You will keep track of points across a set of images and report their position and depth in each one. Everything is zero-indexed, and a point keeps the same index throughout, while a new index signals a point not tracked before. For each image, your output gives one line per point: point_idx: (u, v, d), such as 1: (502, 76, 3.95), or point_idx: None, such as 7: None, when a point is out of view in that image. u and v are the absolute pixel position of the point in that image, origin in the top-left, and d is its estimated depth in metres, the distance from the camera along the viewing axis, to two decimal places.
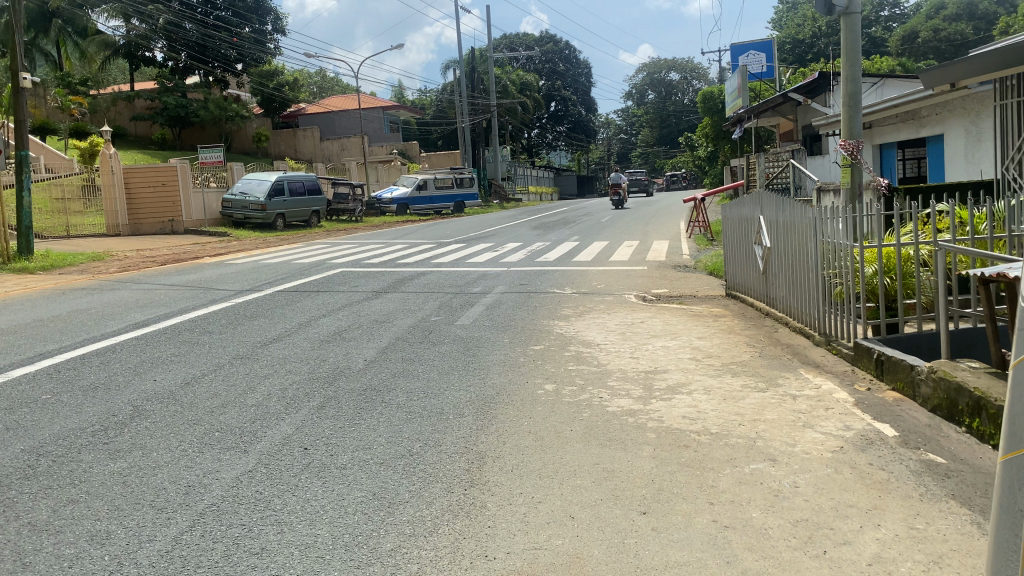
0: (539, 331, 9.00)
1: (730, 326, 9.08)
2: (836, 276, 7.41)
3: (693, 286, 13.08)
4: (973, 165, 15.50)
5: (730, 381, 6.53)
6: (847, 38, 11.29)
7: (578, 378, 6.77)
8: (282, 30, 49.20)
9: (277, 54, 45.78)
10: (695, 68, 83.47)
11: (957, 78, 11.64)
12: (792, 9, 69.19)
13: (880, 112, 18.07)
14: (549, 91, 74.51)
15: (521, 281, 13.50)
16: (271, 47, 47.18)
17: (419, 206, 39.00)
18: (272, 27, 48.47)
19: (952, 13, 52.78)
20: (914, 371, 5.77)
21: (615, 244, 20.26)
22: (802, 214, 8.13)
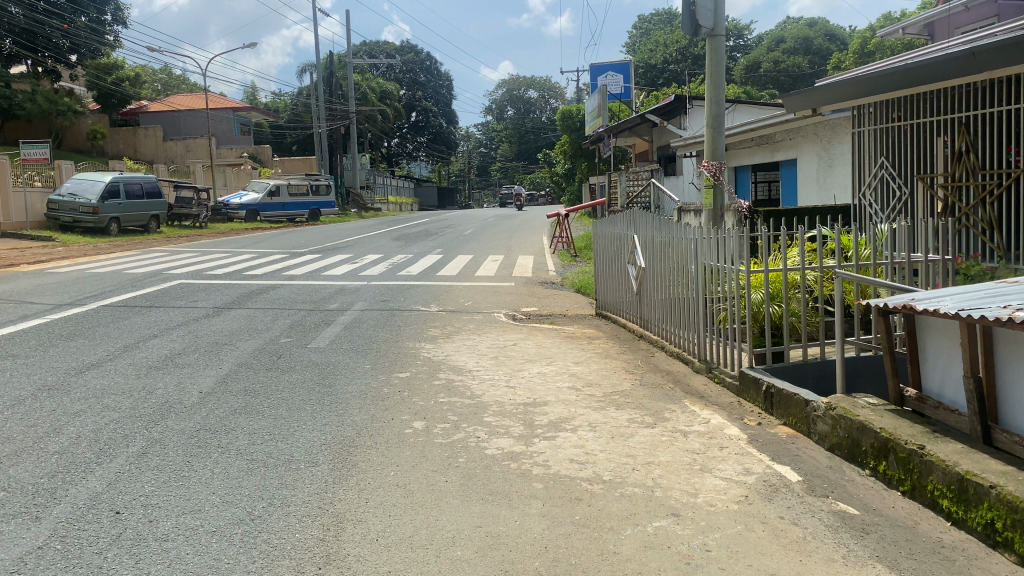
0: (404, 356, 8.19)
1: (605, 350, 8.61)
2: (719, 301, 7.04)
3: (562, 304, 12.64)
4: (824, 190, 15.95)
5: (616, 415, 5.98)
6: (713, 58, 11.12)
7: (449, 413, 6.03)
8: (123, 21, 45.60)
9: (118, 46, 42.30)
10: (554, 86, 84.77)
11: (820, 103, 11.81)
12: (646, 34, 71.46)
13: (736, 135, 18.37)
14: (409, 100, 73.54)
15: (383, 298, 12.61)
16: (110, 39, 44.21)
17: (271, 214, 37.06)
18: (111, 17, 44.88)
19: (791, 48, 56.09)
20: (809, 406, 5.41)
21: (479, 259, 19.69)
22: (683, 235, 7.75)
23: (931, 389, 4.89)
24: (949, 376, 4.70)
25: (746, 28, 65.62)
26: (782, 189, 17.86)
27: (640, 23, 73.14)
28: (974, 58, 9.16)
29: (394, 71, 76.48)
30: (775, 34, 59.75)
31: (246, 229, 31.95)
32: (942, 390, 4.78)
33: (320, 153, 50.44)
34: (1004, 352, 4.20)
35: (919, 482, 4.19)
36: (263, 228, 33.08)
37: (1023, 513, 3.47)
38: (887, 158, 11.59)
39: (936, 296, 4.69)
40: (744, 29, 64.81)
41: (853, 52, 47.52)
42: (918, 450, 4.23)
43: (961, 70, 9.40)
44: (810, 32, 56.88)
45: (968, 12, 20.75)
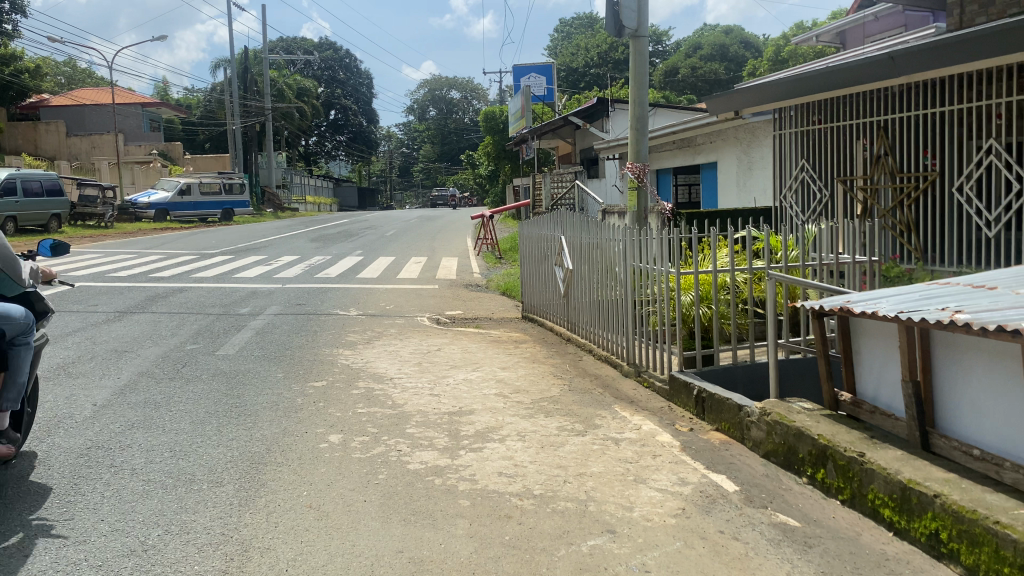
0: (320, 363, 7.75)
1: (533, 354, 8.34)
2: (649, 303, 6.84)
3: (487, 307, 12.34)
4: (744, 193, 16.08)
5: (546, 424, 5.71)
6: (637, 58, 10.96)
7: (369, 425, 5.65)
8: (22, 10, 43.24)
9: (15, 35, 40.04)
10: (475, 88, 84.54)
11: (743, 105, 11.82)
12: (567, 37, 71.84)
13: (658, 138, 18.42)
14: (329, 99, 72.14)
15: (299, 301, 12.07)
16: (7, 28, 41.88)
17: (182, 213, 35.65)
18: (9, 5, 42.48)
19: (708, 54, 57.24)
20: (743, 411, 5.24)
21: (400, 260, 19.24)
22: (611, 236, 7.54)
23: (865, 394, 4.77)
24: (885, 381, 4.58)
25: (664, 34, 66.66)
26: (703, 192, 17.98)
27: (561, 27, 73.49)
28: (894, 62, 9.26)
29: (312, 69, 74.92)
30: (693, 40, 60.88)
31: (155, 229, 30.63)
32: (878, 395, 4.65)
33: (235, 151, 48.94)
34: (942, 354, 4.08)
35: (860, 491, 4.04)
36: (174, 228, 31.77)
37: (969, 522, 3.33)
38: (807, 161, 11.66)
39: (873, 299, 4.56)
40: (662, 35, 65.77)
41: (767, 60, 48.74)
42: (858, 458, 4.08)
43: (880, 74, 9.49)
44: (725, 40, 58.15)
45: (878, 21, 21.36)
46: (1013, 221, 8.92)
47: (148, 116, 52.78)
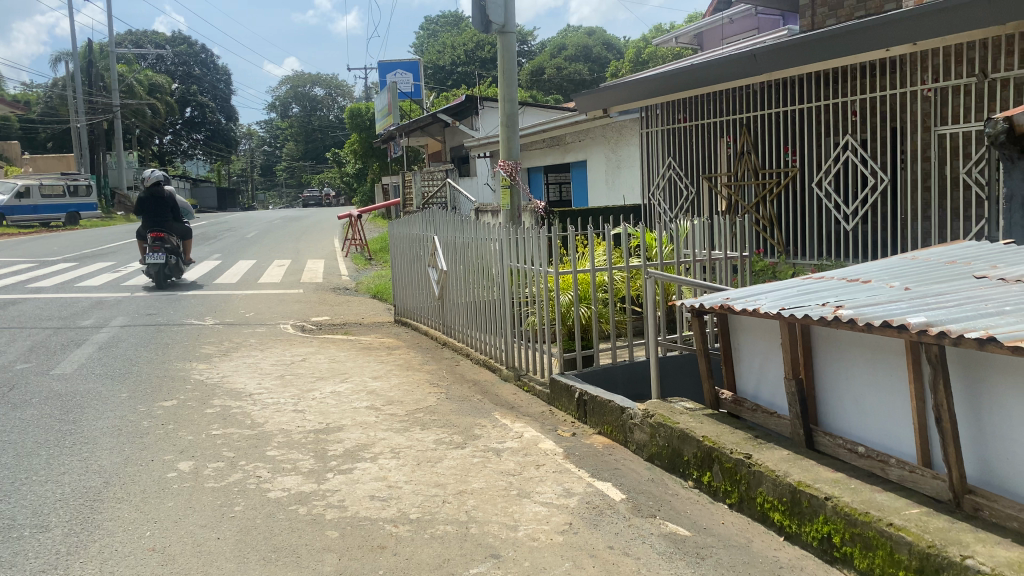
0: (171, 380, 7.08)
1: (406, 361, 7.95)
2: (527, 304, 6.58)
3: (356, 311, 11.82)
4: (613, 190, 16.20)
5: (421, 437, 5.35)
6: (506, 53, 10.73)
7: (225, 449, 5.12)
8: None
9: None
10: (340, 85, 82.73)
11: (612, 103, 11.83)
12: (432, 36, 71.36)
13: (528, 136, 18.34)
14: (184, 95, 68.66)
15: (150, 311, 11.16)
16: None
17: (20, 217, 32.94)
18: None
19: (572, 55, 58.21)
20: (625, 413, 5.02)
21: (264, 264, 18.33)
22: (486, 234, 7.25)
23: (748, 392, 4.65)
24: (765, 377, 4.47)
25: (529, 35, 67.36)
26: (573, 190, 18.03)
27: (427, 25, 72.94)
28: (756, 60, 9.43)
29: (165, 64, 71.15)
30: (557, 41, 61.80)
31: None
32: (759, 391, 4.54)
33: (79, 149, 45.71)
34: (825, 351, 3.99)
35: (749, 494, 3.90)
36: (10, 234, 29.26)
37: (862, 525, 3.22)
38: (674, 159, 11.78)
39: (752, 296, 4.44)
40: (527, 35, 66.40)
41: (628, 61, 50.05)
42: (745, 460, 3.94)
43: (743, 72, 9.64)
44: (589, 41, 59.34)
45: (734, 24, 22.14)
46: (869, 213, 9.27)
47: None
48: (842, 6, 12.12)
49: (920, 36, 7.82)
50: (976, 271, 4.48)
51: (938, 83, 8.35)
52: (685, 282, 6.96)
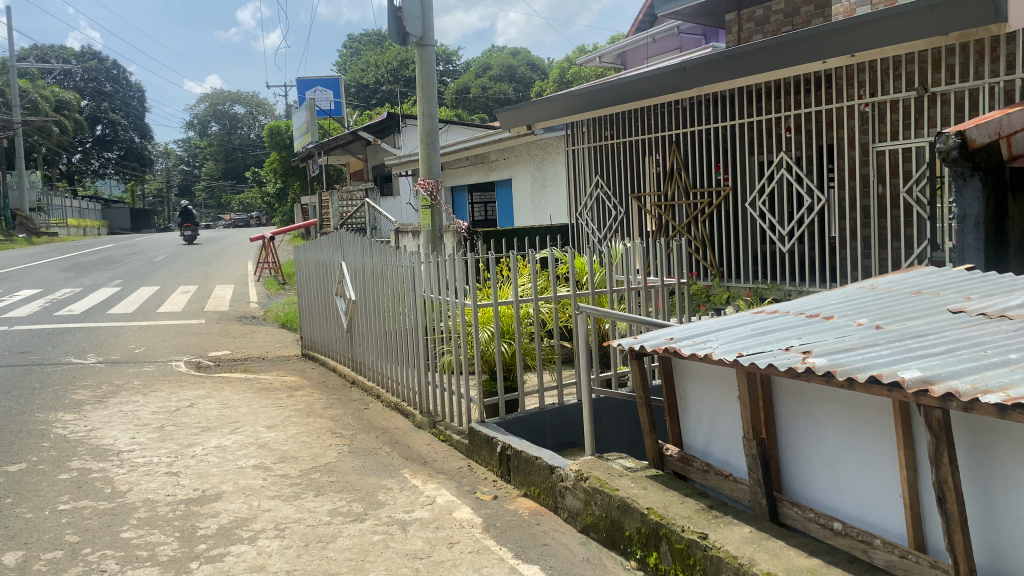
0: (26, 435, 6.02)
1: (309, 406, 7.07)
2: (441, 340, 5.81)
3: (261, 344, 10.83)
4: (539, 211, 15.56)
5: (313, 507, 4.50)
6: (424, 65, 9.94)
7: (68, 531, 4.16)
8: None
9: None
10: (260, 104, 80.65)
11: (537, 118, 11.20)
12: (355, 55, 70.24)
13: (450, 154, 17.60)
14: (94, 113, 65.73)
15: (24, 347, 9.94)
16: None
17: None
18: None
19: (497, 74, 57.83)
20: (555, 474, 4.28)
21: (166, 291, 17.09)
22: (397, 261, 6.49)
23: (698, 447, 3.97)
24: (718, 432, 3.81)
25: (454, 55, 66.86)
26: (497, 211, 17.35)
27: (349, 43, 71.60)
28: (686, 74, 8.92)
29: (72, 79, 68.07)
30: (481, 61, 61.31)
31: None
32: (710, 447, 3.87)
33: None
34: (790, 404, 3.34)
35: None
36: None
37: None
38: (601, 177, 11.18)
39: (701, 336, 3.77)
40: (452, 55, 65.70)
41: (552, 80, 49.92)
42: (700, 541, 3.23)
43: (672, 86, 9.13)
44: (513, 61, 59.06)
45: (656, 43, 21.86)
46: (805, 235, 8.79)
47: None
48: (768, 22, 11.81)
49: (857, 47, 7.39)
50: (949, 304, 3.90)
51: (874, 97, 7.94)
52: (617, 312, 6.27)
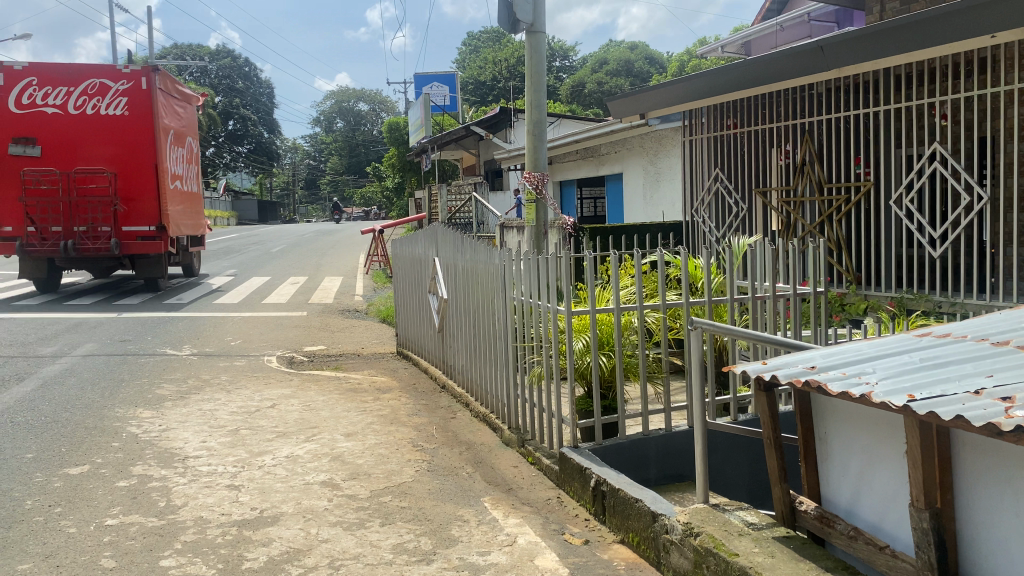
0: (98, 433, 5.74)
1: (393, 412, 6.52)
2: (532, 349, 5.14)
3: (357, 340, 10.45)
4: (652, 207, 14.63)
5: (376, 541, 3.91)
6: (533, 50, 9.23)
7: (106, 554, 3.73)
8: None
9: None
10: (382, 101, 82.32)
11: (653, 105, 10.36)
12: (474, 51, 70.38)
13: (560, 147, 16.87)
14: (226, 108, 68.82)
15: (126, 336, 9.91)
16: None
17: None
18: None
19: (614, 69, 56.54)
20: (658, 523, 3.55)
21: (275, 282, 17.18)
22: (488, 259, 5.85)
23: (842, 504, 3.16)
24: (870, 487, 2.99)
25: (572, 50, 65.87)
26: (608, 207, 16.49)
27: (467, 40, 71.97)
28: (823, 54, 7.91)
29: (208, 76, 71.37)
30: (598, 55, 60.34)
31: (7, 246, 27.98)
32: (858, 505, 3.06)
33: None
34: (975, 464, 2.51)
35: None
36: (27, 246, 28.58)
37: None
38: (721, 170, 10.23)
39: (852, 368, 2.95)
40: (569, 50, 64.94)
41: (672, 75, 48.26)
42: None
43: (807, 68, 8.13)
44: (631, 55, 57.78)
45: (784, 32, 20.38)
46: (961, 238, 7.62)
47: None
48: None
49: None
50: None
51: None
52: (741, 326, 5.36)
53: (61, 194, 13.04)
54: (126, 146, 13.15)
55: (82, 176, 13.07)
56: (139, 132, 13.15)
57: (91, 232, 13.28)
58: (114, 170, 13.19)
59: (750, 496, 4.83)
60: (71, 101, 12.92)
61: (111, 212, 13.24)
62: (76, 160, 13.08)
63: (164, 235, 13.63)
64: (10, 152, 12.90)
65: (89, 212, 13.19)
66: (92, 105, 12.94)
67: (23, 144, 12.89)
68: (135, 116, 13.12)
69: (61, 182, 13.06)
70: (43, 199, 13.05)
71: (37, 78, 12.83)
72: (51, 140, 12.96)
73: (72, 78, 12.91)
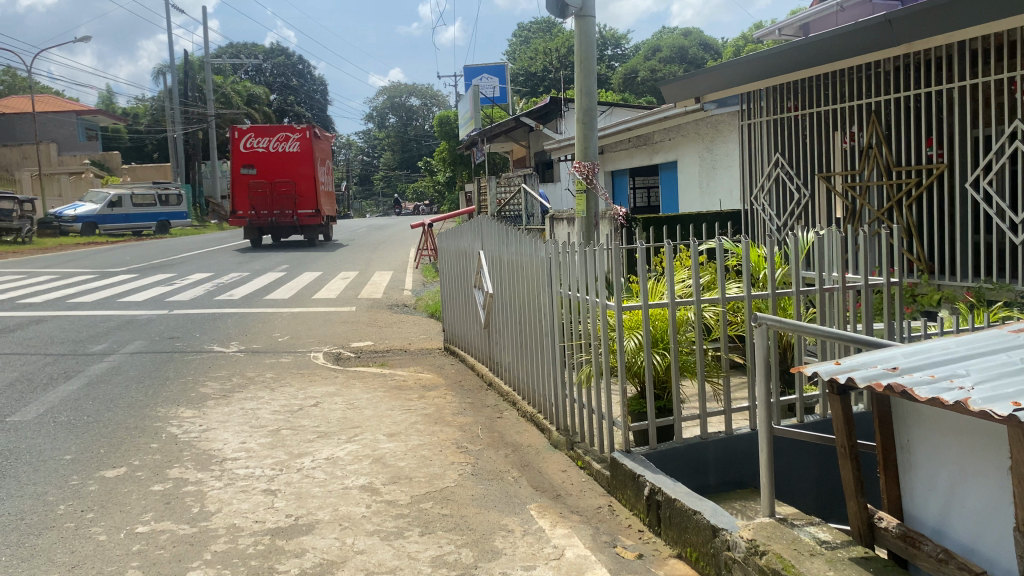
0: (138, 434, 5.63)
1: (438, 410, 6.28)
2: (581, 346, 4.84)
3: (405, 335, 10.26)
4: (708, 195, 14.16)
5: (415, 553, 3.67)
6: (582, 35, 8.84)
7: (133, 565, 3.57)
8: None
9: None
10: (434, 95, 82.50)
11: (708, 89, 9.92)
12: (524, 43, 69.87)
13: (611, 136, 16.45)
14: (281, 106, 69.81)
15: (174, 333, 9.89)
16: None
17: (113, 227, 33.74)
18: None
19: (667, 56, 55.54)
20: (719, 538, 3.25)
21: (326, 277, 17.15)
22: (535, 252, 5.56)
23: (930, 522, 2.82)
24: (964, 504, 2.65)
25: (623, 38, 64.91)
26: (661, 196, 16.04)
27: (518, 31, 71.63)
28: (891, 28, 7.41)
29: (263, 75, 72.44)
30: (651, 43, 59.41)
31: (71, 245, 28.71)
32: (949, 524, 2.72)
33: (175, 160, 46.43)
34: None
35: None
36: (89, 245, 29.24)
37: None
38: (782, 155, 9.75)
39: (942, 369, 2.59)
40: (621, 38, 64.08)
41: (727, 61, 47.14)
42: None
43: (874, 44, 7.64)
44: (684, 42, 56.76)
45: (844, 11, 19.57)
46: None
47: (84, 124, 50.43)
48: None
49: None
50: None
51: None
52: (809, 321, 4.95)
53: (268, 193, 23.34)
54: (298, 166, 23.27)
55: (278, 182, 23.37)
56: (303, 159, 23.22)
57: (283, 214, 23.60)
58: (294, 180, 23.39)
59: (818, 505, 4.54)
60: (269, 145, 23.16)
61: (293, 205, 23.65)
62: (274, 176, 23.50)
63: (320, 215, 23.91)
64: (240, 171, 23.17)
65: (282, 204, 23.55)
66: (280, 146, 23.25)
67: (247, 168, 23.18)
68: (302, 149, 23.20)
69: (269, 187, 23.36)
70: (258, 197, 23.34)
71: (253, 133, 22.92)
72: (262, 164, 23.22)
73: (271, 131, 22.94)
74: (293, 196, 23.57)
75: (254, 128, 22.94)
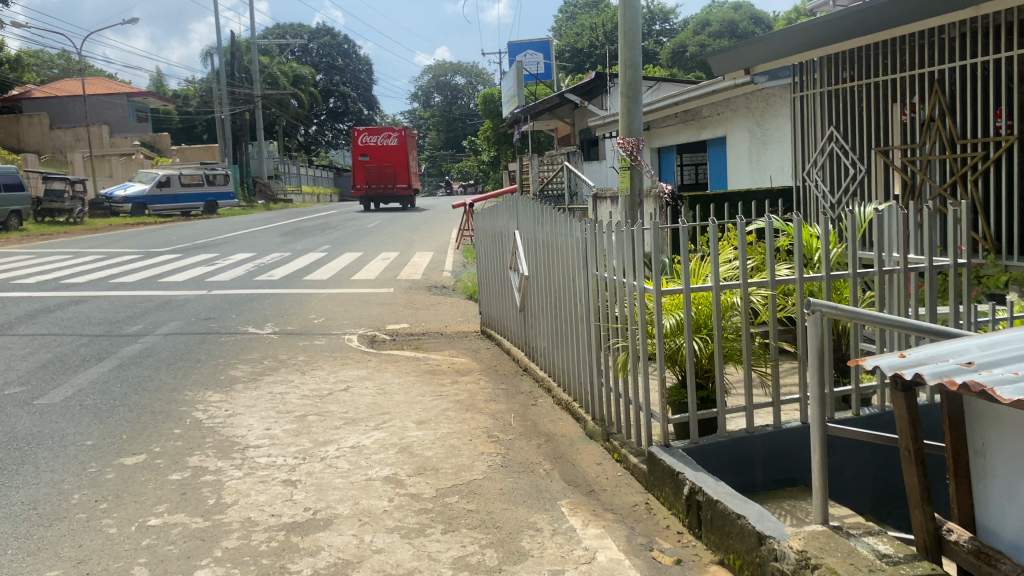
0: (163, 420, 5.50)
1: (471, 396, 6.03)
2: (617, 331, 4.54)
3: (441, 317, 10.04)
4: (758, 172, 13.65)
5: (436, 553, 3.44)
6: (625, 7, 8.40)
7: (141, 562, 3.40)
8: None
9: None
10: (479, 74, 82.10)
11: (757, 60, 9.44)
12: (570, 19, 69.00)
13: (656, 111, 15.95)
14: (327, 86, 70.21)
15: (211, 315, 9.82)
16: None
17: (161, 207, 34.20)
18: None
19: (716, 30, 54.22)
20: (766, 546, 2.96)
21: (367, 257, 17.03)
22: (570, 231, 5.27)
23: (1008, 538, 2.50)
24: None
25: (671, 13, 63.65)
26: (709, 172, 15.55)
27: (565, 7, 70.74)
28: None
29: (309, 55, 72.77)
30: (700, 16, 58.15)
31: (120, 226, 29.18)
32: None
33: (223, 141, 46.87)
34: None
35: None
36: (137, 226, 29.63)
37: None
38: (836, 129, 9.24)
39: None
40: (670, 12, 62.81)
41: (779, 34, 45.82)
42: None
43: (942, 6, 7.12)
44: (735, 15, 55.45)
45: None
46: None
47: (134, 107, 51.21)
48: None
49: None
50: None
51: None
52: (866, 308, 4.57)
53: (379, 173, 34.55)
54: (399, 154, 34.27)
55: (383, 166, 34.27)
56: (400, 150, 34.00)
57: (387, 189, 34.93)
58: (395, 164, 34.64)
59: (875, 504, 4.21)
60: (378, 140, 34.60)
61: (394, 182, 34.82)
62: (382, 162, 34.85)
63: (410, 188, 34.48)
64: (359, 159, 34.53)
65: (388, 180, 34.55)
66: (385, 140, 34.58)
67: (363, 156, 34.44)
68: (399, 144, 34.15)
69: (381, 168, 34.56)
70: (371, 175, 34.56)
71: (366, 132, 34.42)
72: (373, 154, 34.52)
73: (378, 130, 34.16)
74: (393, 175, 34.66)
75: (367, 129, 34.37)
